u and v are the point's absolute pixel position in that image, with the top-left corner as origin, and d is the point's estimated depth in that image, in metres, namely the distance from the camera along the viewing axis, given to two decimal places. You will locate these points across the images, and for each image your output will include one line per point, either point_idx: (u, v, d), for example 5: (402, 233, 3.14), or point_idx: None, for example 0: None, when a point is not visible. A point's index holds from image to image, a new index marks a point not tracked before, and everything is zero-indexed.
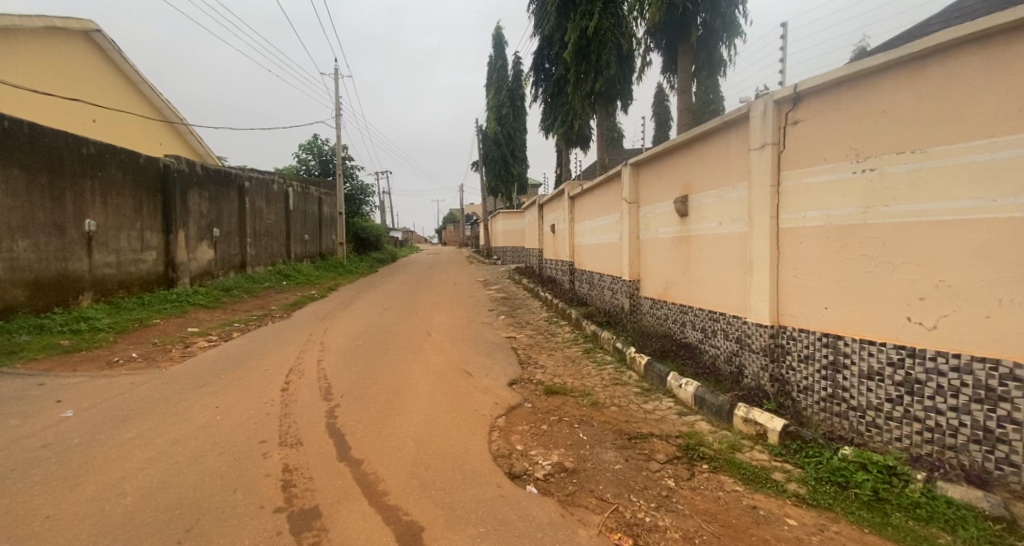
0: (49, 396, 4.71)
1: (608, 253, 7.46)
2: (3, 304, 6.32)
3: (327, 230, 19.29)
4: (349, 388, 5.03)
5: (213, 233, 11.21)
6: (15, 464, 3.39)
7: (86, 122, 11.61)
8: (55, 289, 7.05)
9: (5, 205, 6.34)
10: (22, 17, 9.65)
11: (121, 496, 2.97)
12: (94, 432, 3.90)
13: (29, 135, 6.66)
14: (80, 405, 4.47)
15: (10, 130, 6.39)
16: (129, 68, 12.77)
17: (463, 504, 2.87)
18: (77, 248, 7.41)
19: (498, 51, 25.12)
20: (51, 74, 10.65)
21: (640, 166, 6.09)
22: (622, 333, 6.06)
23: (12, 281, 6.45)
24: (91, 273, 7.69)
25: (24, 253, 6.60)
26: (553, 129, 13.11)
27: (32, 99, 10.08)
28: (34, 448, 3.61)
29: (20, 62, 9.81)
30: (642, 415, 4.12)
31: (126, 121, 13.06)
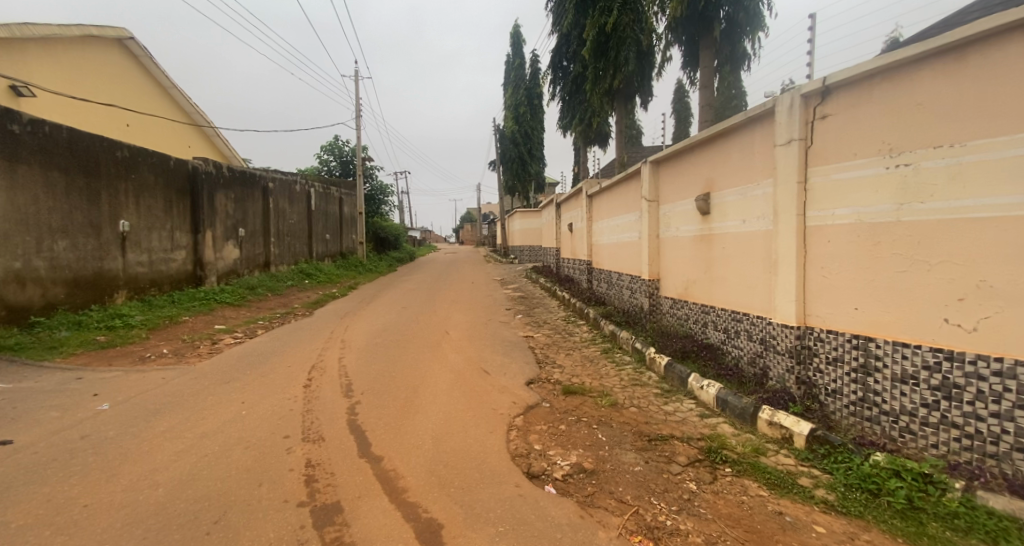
0: (86, 389, 4.86)
1: (626, 252, 7.37)
2: (44, 301, 6.51)
3: (347, 230, 19.54)
4: (368, 385, 5.07)
5: (239, 233, 11.45)
6: (55, 454, 3.50)
7: (119, 126, 11.97)
8: (91, 287, 7.25)
9: (46, 206, 6.54)
10: (60, 27, 9.97)
11: (153, 487, 3.04)
12: (128, 425, 4.01)
13: (68, 139, 6.87)
14: (115, 399, 4.61)
15: (51, 134, 6.59)
16: (159, 73, 13.10)
17: (482, 503, 2.86)
18: (112, 248, 7.63)
19: (515, 50, 25.09)
20: (87, 80, 11.00)
21: (660, 164, 6.01)
22: (642, 334, 5.98)
23: (53, 279, 6.64)
24: (125, 272, 7.91)
25: (64, 253, 6.80)
26: (571, 127, 13.04)
27: (69, 104, 10.43)
28: (73, 440, 3.73)
29: (57, 69, 10.15)
30: (662, 416, 4.06)
31: (157, 125, 13.41)
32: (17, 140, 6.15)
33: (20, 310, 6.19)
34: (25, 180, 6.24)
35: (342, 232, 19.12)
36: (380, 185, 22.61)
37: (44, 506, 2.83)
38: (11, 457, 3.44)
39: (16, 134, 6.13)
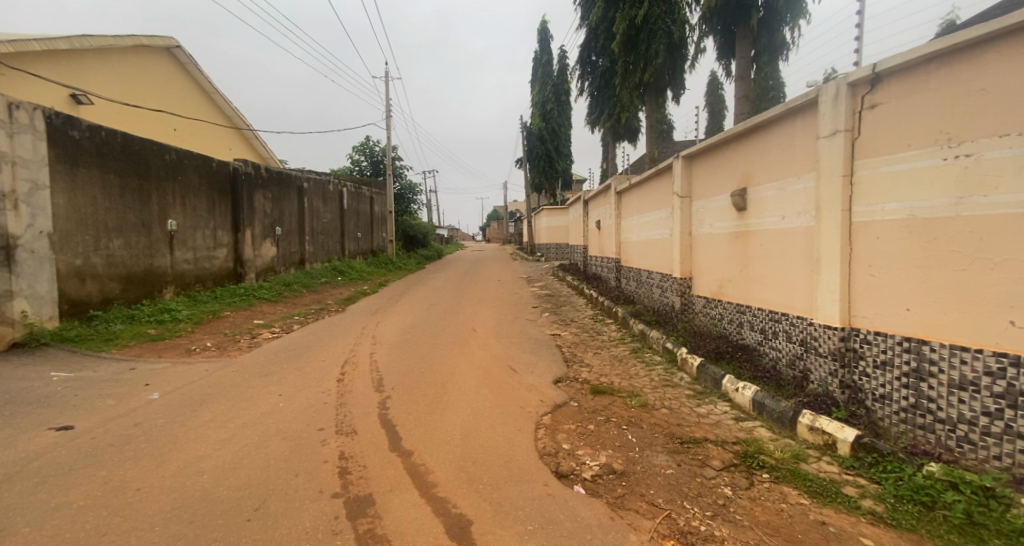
0: (138, 379, 5.07)
1: (657, 250, 7.22)
2: (101, 296, 6.80)
3: (377, 228, 19.88)
4: (398, 381, 5.12)
5: (276, 232, 11.78)
6: (111, 440, 3.65)
7: (167, 131, 12.49)
8: (143, 284, 7.58)
9: (102, 207, 6.81)
10: (115, 37, 10.47)
11: (199, 473, 3.14)
12: (177, 414, 4.16)
13: (122, 143, 7.16)
14: (164, 389, 4.79)
15: (107, 139, 6.87)
16: (204, 80, 13.57)
17: (511, 501, 2.83)
18: (161, 246, 7.95)
19: (543, 46, 24.99)
20: (139, 88, 11.51)
21: (692, 159, 5.86)
22: (673, 333, 5.84)
23: (109, 275, 6.93)
24: (173, 269, 8.24)
25: (119, 251, 7.11)
26: (599, 122, 12.88)
27: (121, 110, 10.96)
28: (127, 426, 3.89)
29: (111, 77, 10.67)
30: (695, 418, 3.94)
31: (202, 129, 13.93)
32: (77, 145, 6.42)
33: (80, 304, 6.47)
34: (85, 182, 6.53)
35: (373, 230, 19.45)
36: (409, 184, 22.87)
37: (102, 488, 2.95)
38: (71, 441, 3.61)
39: (76, 139, 6.39)
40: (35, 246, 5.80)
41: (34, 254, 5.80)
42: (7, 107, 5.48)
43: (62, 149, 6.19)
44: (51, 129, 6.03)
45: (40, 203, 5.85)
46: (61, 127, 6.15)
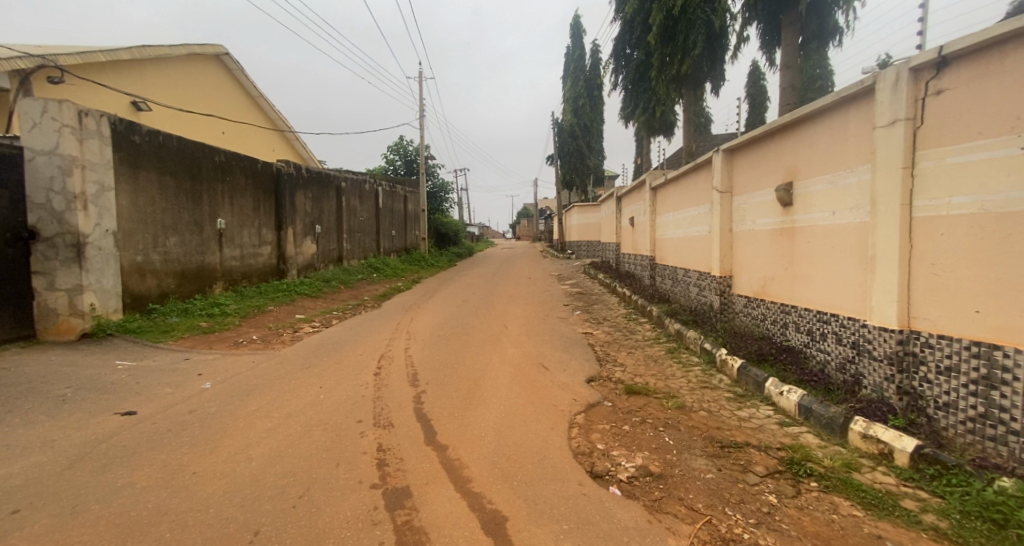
0: (192, 369, 5.30)
1: (694, 247, 7.03)
2: (159, 291, 7.13)
3: (411, 226, 20.19)
4: (433, 376, 5.15)
5: (316, 230, 12.11)
6: (169, 425, 3.82)
7: (218, 135, 13.05)
8: (195, 279, 7.91)
9: (160, 207, 7.14)
10: (172, 48, 11.00)
11: (248, 460, 3.24)
12: (227, 403, 4.32)
13: (177, 146, 7.47)
14: (215, 379, 4.98)
15: (164, 142, 7.19)
16: (252, 86, 14.10)
17: (546, 499, 2.80)
18: (211, 244, 8.28)
19: (575, 41, 24.70)
20: (194, 95, 12.08)
21: (734, 152, 5.65)
22: (711, 333, 5.66)
23: (166, 271, 7.26)
24: (222, 266, 8.57)
25: (174, 248, 7.43)
26: (633, 117, 12.63)
27: (177, 115, 11.54)
28: (183, 413, 4.06)
29: (169, 85, 11.24)
30: (735, 422, 3.80)
31: (248, 133, 14.48)
32: (138, 149, 6.73)
33: (141, 297, 6.80)
34: (144, 183, 6.85)
35: (406, 228, 19.74)
36: (441, 183, 23.12)
37: (163, 471, 3.09)
38: (135, 426, 3.80)
39: (138, 143, 6.71)
40: (102, 244, 6.09)
41: (101, 251, 6.09)
42: (77, 114, 5.79)
43: (124, 152, 6.50)
44: (115, 134, 6.34)
45: (106, 204, 6.16)
46: (124, 133, 6.47)
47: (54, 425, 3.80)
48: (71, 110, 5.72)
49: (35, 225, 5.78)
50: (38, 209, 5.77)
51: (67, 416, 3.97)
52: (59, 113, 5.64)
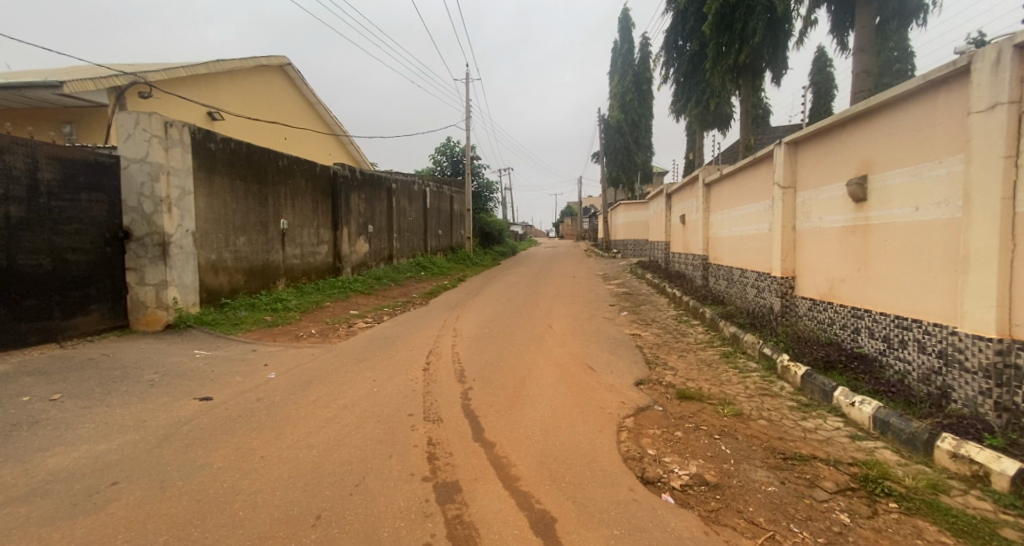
0: (258, 359, 5.56)
1: (752, 246, 6.70)
2: (230, 287, 7.54)
3: (457, 225, 20.45)
4: (481, 373, 5.16)
5: (369, 229, 12.48)
6: (238, 411, 4.01)
7: (280, 141, 13.68)
8: (261, 276, 8.31)
9: (231, 208, 7.54)
10: (241, 60, 11.60)
11: (309, 447, 3.34)
12: (290, 392, 4.49)
13: (246, 151, 7.85)
14: (279, 369, 5.20)
15: (235, 148, 7.59)
16: (311, 94, 14.66)
17: (595, 502, 2.71)
18: (275, 243, 8.68)
19: (623, 36, 24.23)
20: (260, 103, 12.69)
21: (798, 145, 5.32)
22: (772, 338, 5.33)
23: (236, 268, 7.66)
24: (284, 264, 8.98)
25: (243, 247, 7.84)
26: (686, 111, 12.20)
27: (243, 123, 12.18)
28: (251, 400, 4.25)
29: (238, 95, 11.86)
30: (800, 433, 3.56)
31: (307, 139, 15.10)
32: (213, 155, 7.13)
33: (215, 292, 7.21)
34: (219, 187, 7.25)
35: (452, 228, 20.01)
36: (486, 183, 23.29)
37: (236, 454, 3.23)
38: (210, 410, 4.01)
39: (214, 150, 7.12)
40: (183, 243, 6.50)
41: (183, 250, 6.49)
42: (164, 125, 6.20)
43: (202, 159, 6.89)
44: (194, 141, 6.74)
45: (187, 206, 6.57)
46: (202, 141, 6.88)
47: (142, 406, 4.07)
48: (158, 121, 6.14)
49: (128, 226, 6.24)
50: (131, 211, 6.21)
51: (153, 399, 4.25)
52: (148, 123, 6.06)
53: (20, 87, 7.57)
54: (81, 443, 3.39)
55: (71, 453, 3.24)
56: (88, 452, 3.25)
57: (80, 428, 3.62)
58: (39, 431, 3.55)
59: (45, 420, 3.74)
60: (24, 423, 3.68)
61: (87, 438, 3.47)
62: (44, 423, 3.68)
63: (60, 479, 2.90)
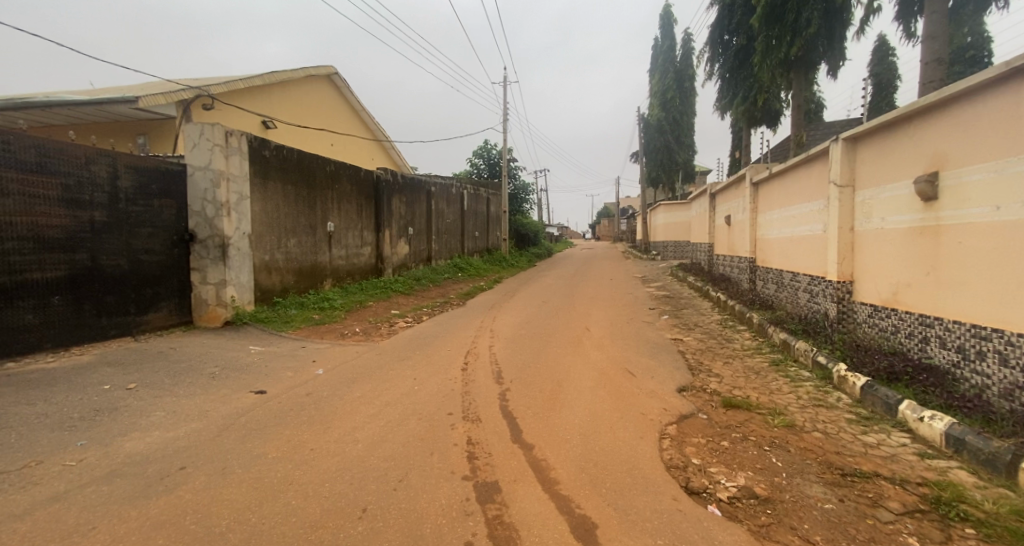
0: (307, 356, 5.74)
1: (804, 248, 6.37)
2: (281, 287, 7.81)
3: (494, 227, 20.54)
4: (518, 374, 5.12)
5: (409, 231, 12.70)
6: (290, 404, 4.13)
7: (326, 147, 14.08)
8: (309, 276, 8.58)
9: (283, 212, 7.82)
10: (291, 70, 11.99)
11: (354, 441, 3.39)
12: (337, 388, 4.59)
13: (297, 157, 8.14)
14: (327, 366, 5.34)
15: (287, 155, 7.87)
16: (355, 100, 15.01)
17: (637, 510, 2.61)
18: (323, 245, 8.95)
19: (665, 32, 23.74)
20: (308, 112, 13.10)
21: (857, 141, 5.00)
22: (827, 346, 5.04)
23: (287, 269, 7.94)
24: (331, 265, 9.25)
25: (294, 249, 8.11)
26: (731, 107, 11.78)
27: (293, 131, 12.59)
28: (302, 395, 4.37)
29: (288, 104, 12.27)
30: (862, 448, 3.32)
31: (352, 144, 15.49)
32: (268, 162, 7.42)
33: (268, 292, 7.48)
34: (272, 192, 7.54)
35: (489, 230, 20.09)
36: (522, 184, 23.31)
37: (288, 445, 3.32)
38: (265, 403, 4.15)
39: (268, 157, 7.41)
40: (240, 245, 6.79)
41: (240, 251, 6.78)
42: (225, 134, 6.50)
43: (257, 165, 7.19)
44: (252, 149, 7.05)
45: (244, 211, 6.86)
46: (258, 148, 7.17)
47: (204, 397, 4.27)
48: (221, 131, 6.43)
49: (193, 229, 6.55)
50: (196, 215, 6.53)
51: (213, 391, 4.44)
52: (211, 133, 6.37)
53: (101, 103, 8.14)
54: (153, 429, 3.57)
55: (145, 438, 3.42)
56: (160, 438, 3.42)
57: (153, 415, 3.83)
58: (115, 417, 3.77)
59: (122, 407, 3.97)
60: (104, 409, 3.92)
61: (159, 425, 3.66)
62: (122, 410, 3.91)
63: (135, 462, 3.06)
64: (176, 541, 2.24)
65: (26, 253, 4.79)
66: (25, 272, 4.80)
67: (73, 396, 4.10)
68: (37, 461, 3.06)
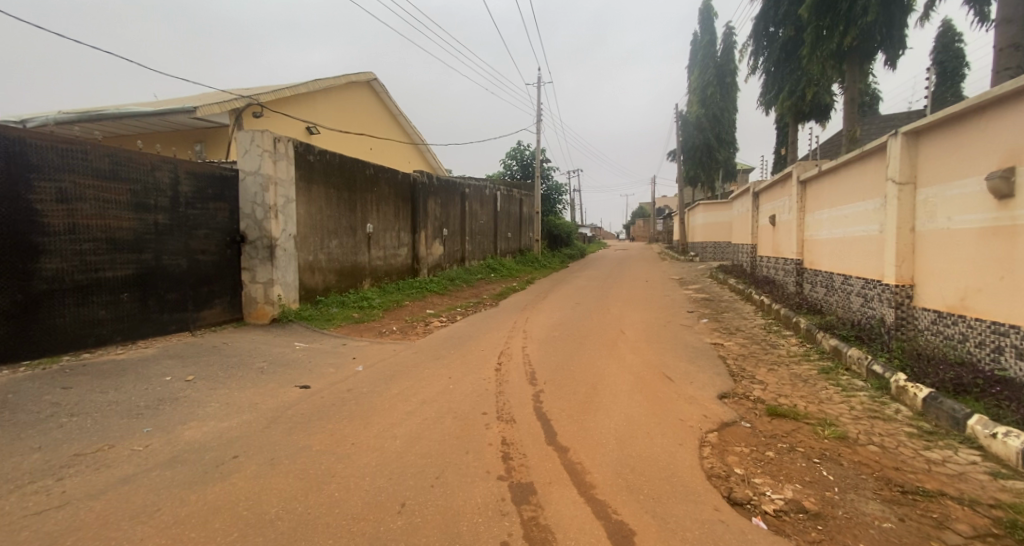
0: (348, 352, 5.86)
1: (857, 251, 6.04)
2: (324, 286, 8.02)
3: (527, 227, 20.49)
4: (552, 376, 5.06)
5: (444, 232, 12.82)
6: (332, 399, 4.22)
7: (365, 151, 14.38)
8: (350, 276, 8.78)
9: (326, 214, 8.03)
10: (332, 77, 12.30)
11: (394, 437, 3.42)
12: (377, 384, 4.66)
13: (338, 161, 8.34)
14: (367, 362, 5.43)
15: (330, 159, 8.07)
16: (394, 105, 15.27)
17: (677, 519, 2.50)
18: (362, 246, 9.14)
19: (705, 27, 23.18)
20: (348, 117, 13.40)
21: (919, 137, 4.68)
22: (883, 354, 4.74)
23: (329, 269, 8.14)
24: (370, 265, 9.42)
25: (335, 250, 8.31)
26: (776, 102, 11.32)
27: (335, 136, 12.93)
28: (343, 390, 4.46)
29: (330, 110, 12.59)
30: (925, 464, 3.09)
31: (390, 147, 15.77)
32: (312, 167, 7.63)
33: (311, 291, 7.69)
34: (316, 195, 7.75)
35: (522, 230, 20.06)
36: (554, 185, 23.19)
37: (332, 439, 3.37)
38: (309, 397, 4.25)
39: (313, 162, 7.63)
40: (287, 246, 7.00)
41: (286, 252, 7.00)
42: (273, 141, 6.72)
43: (302, 169, 7.40)
44: (297, 154, 7.27)
45: (290, 213, 7.08)
46: (303, 153, 7.39)
47: (255, 390, 4.41)
48: (269, 137, 6.66)
49: (244, 230, 6.80)
50: (247, 218, 6.78)
51: (262, 384, 4.59)
52: (260, 139, 6.60)
53: (164, 114, 8.63)
54: (209, 419, 3.71)
55: (202, 427, 3.55)
56: (215, 428, 3.55)
57: (208, 406, 3.97)
58: (174, 407, 3.94)
59: (182, 397, 4.15)
60: (166, 398, 4.10)
61: (214, 415, 3.80)
62: (181, 400, 4.08)
63: (193, 449, 3.18)
64: (229, 526, 2.30)
65: (99, 253, 5.08)
66: (99, 271, 5.09)
67: (139, 386, 4.32)
68: (110, 445, 3.22)
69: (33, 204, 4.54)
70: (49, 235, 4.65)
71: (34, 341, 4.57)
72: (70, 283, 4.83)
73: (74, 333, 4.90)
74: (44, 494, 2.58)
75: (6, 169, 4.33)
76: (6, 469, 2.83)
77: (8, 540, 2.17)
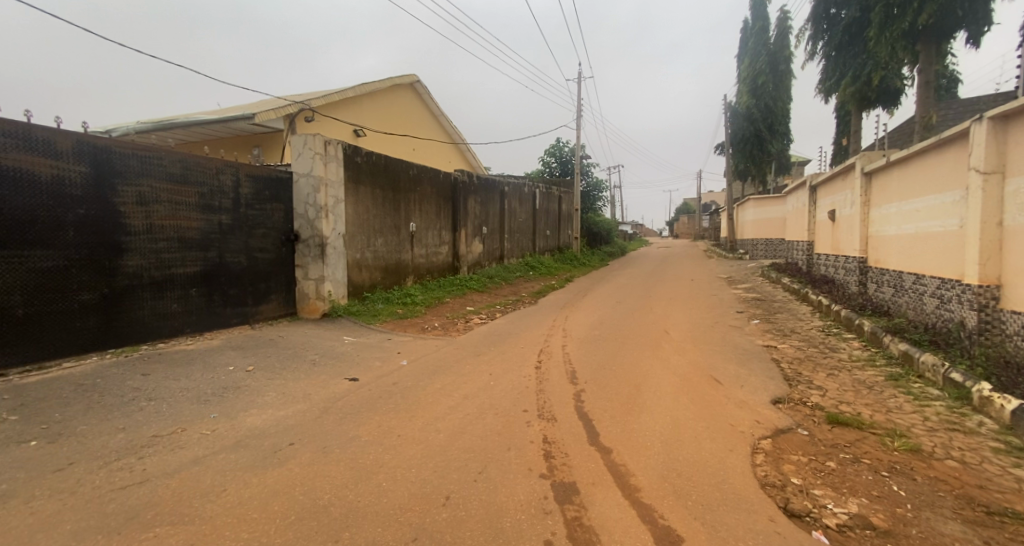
0: (392, 347, 5.96)
1: (931, 248, 5.58)
2: (370, 283, 8.20)
3: (566, 225, 20.30)
4: (592, 376, 4.94)
5: (484, 230, 12.87)
6: (379, 392, 4.28)
7: (409, 151, 14.64)
8: (394, 273, 8.95)
9: (372, 213, 8.21)
10: (378, 80, 12.57)
11: (438, 431, 3.42)
12: (420, 379, 4.70)
13: (384, 161, 8.50)
14: (410, 357, 5.50)
15: (376, 159, 8.24)
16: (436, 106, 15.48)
17: (728, 527, 2.36)
18: (406, 243, 9.29)
19: (757, 13, 22.26)
20: (393, 119, 13.69)
21: (1006, 123, 4.25)
22: (963, 361, 4.34)
23: (375, 266, 8.32)
24: (413, 263, 9.57)
25: (381, 247, 8.49)
26: (838, 88, 10.68)
27: (381, 137, 13.25)
28: (390, 383, 4.53)
29: (376, 112, 12.90)
30: (1015, 483, 2.79)
31: (432, 148, 16.00)
32: (359, 167, 7.82)
33: (359, 287, 7.88)
34: (363, 194, 7.94)
35: (562, 228, 19.87)
36: (594, 182, 22.84)
37: (378, 430, 3.42)
38: (357, 389, 4.33)
39: (360, 162, 7.81)
40: (336, 244, 7.21)
41: (336, 249, 7.20)
42: (324, 143, 6.92)
43: (350, 170, 7.59)
44: (347, 155, 7.47)
45: (339, 212, 7.27)
46: (351, 155, 7.57)
47: (307, 381, 4.54)
48: (320, 140, 6.86)
49: (298, 229, 7.04)
50: (300, 218, 7.01)
51: (312, 376, 4.72)
52: (312, 142, 6.81)
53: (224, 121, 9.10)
54: (268, 407, 3.85)
55: (263, 415, 3.68)
56: (273, 415, 3.68)
57: (266, 395, 4.12)
58: (235, 395, 4.11)
59: (243, 386, 4.32)
60: (229, 387, 4.29)
61: (271, 404, 3.93)
62: (242, 389, 4.25)
63: (254, 435, 3.29)
64: (288, 509, 2.35)
65: (171, 251, 5.38)
66: (171, 267, 5.39)
67: (206, 374, 4.54)
68: (182, 428, 3.39)
69: (116, 205, 4.85)
70: (130, 234, 4.97)
71: (117, 331, 4.90)
72: (147, 278, 5.15)
73: (150, 323, 5.21)
74: (127, 471, 2.73)
75: (93, 172, 4.65)
76: (94, 446, 3.03)
77: (98, 511, 2.31)
